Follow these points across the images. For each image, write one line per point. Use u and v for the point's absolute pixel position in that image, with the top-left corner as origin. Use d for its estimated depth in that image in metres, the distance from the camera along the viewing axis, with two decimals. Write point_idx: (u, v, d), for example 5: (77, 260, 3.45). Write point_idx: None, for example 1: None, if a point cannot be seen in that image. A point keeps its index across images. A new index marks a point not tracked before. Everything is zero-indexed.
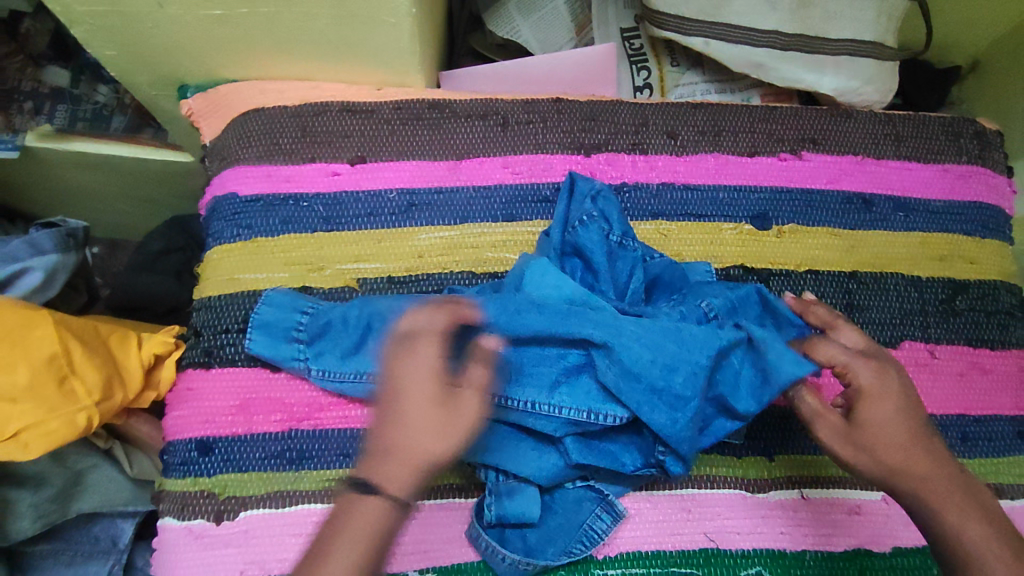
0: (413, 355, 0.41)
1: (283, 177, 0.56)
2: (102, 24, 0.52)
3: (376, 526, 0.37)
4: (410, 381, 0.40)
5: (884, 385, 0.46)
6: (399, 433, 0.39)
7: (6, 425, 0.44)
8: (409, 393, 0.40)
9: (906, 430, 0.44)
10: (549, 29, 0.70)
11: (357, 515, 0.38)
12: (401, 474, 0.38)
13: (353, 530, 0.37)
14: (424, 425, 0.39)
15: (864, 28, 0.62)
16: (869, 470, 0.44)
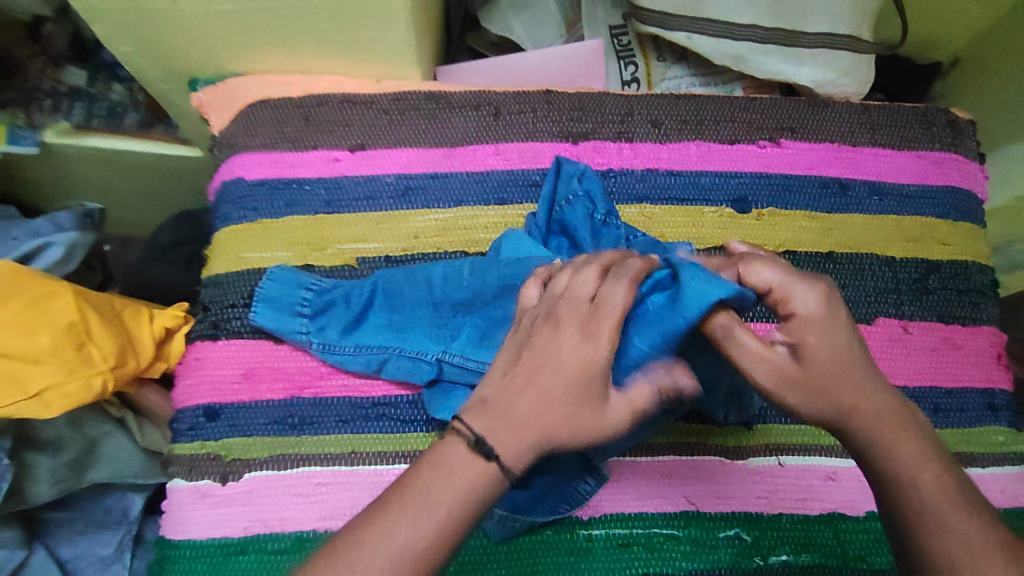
0: (587, 327, 0.37)
1: (288, 163, 0.60)
2: (120, 21, 0.56)
3: (474, 494, 0.34)
4: (573, 357, 0.37)
5: (825, 312, 0.37)
6: (535, 404, 0.36)
7: (29, 384, 0.47)
8: (567, 365, 0.36)
9: (853, 369, 0.37)
10: (540, 27, 0.74)
11: (464, 472, 0.35)
12: (523, 450, 0.35)
13: (454, 486, 0.34)
14: (571, 407, 0.36)
15: (840, 22, 0.65)
16: (821, 416, 0.37)
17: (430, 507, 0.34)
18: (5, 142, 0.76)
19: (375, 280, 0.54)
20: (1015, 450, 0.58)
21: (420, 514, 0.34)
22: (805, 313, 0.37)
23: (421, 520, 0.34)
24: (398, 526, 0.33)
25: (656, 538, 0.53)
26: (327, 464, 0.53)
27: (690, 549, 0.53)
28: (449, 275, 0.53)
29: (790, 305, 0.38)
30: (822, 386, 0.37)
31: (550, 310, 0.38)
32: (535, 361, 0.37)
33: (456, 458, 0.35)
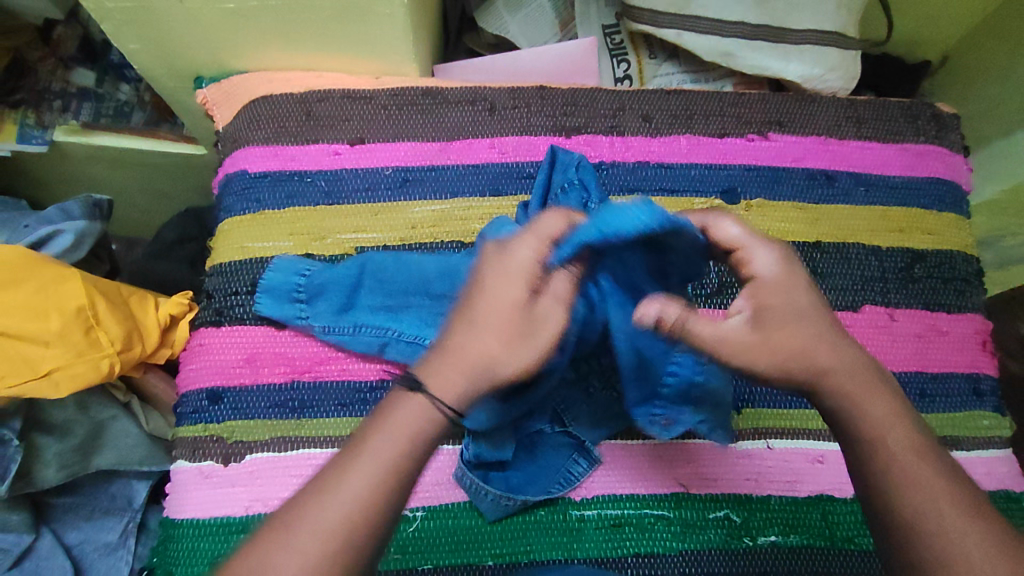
0: (508, 259, 0.41)
1: (289, 156, 0.62)
2: (128, 20, 0.58)
3: (414, 425, 0.38)
4: (496, 286, 0.40)
5: (783, 272, 0.42)
6: (464, 334, 0.39)
7: (40, 365, 0.50)
8: (491, 294, 0.40)
9: (809, 325, 0.41)
10: (534, 26, 0.76)
11: (403, 407, 0.39)
12: (454, 376, 0.38)
13: (395, 422, 0.38)
14: (499, 331, 0.39)
15: (825, 19, 0.67)
16: (793, 376, 0.41)
17: (370, 446, 0.38)
18: (15, 141, 0.78)
19: (363, 261, 0.57)
20: (1000, 434, 0.60)
21: (354, 461, 0.37)
22: (763, 275, 0.42)
23: (361, 467, 0.37)
24: (347, 471, 0.37)
25: (647, 519, 0.55)
26: (327, 446, 0.54)
27: (680, 529, 0.54)
28: (450, 269, 0.56)
29: (750, 267, 0.42)
30: (785, 342, 0.41)
31: (480, 254, 0.43)
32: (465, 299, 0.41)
33: (395, 395, 0.39)
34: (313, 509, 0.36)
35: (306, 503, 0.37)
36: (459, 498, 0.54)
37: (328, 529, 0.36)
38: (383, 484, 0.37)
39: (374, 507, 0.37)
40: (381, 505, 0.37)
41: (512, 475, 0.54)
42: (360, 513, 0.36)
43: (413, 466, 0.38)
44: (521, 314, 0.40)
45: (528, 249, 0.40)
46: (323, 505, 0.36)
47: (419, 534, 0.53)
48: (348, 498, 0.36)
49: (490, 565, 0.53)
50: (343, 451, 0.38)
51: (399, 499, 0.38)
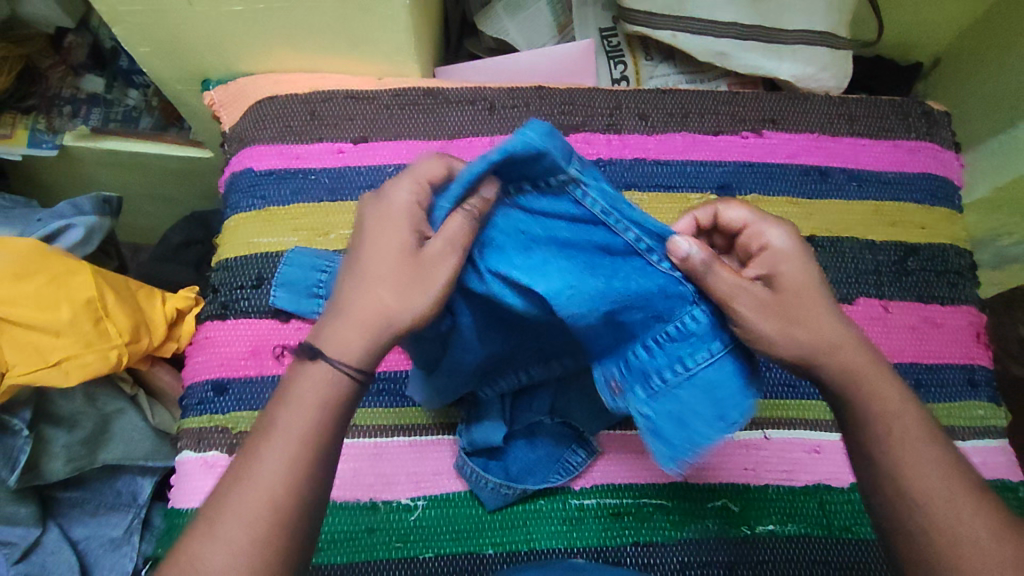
0: (393, 210, 0.39)
1: (294, 154, 0.63)
2: (139, 23, 0.60)
3: (319, 397, 0.38)
4: (378, 237, 0.39)
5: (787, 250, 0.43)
6: (354, 292, 0.39)
7: (53, 354, 0.55)
8: (375, 246, 0.39)
9: (819, 296, 0.42)
10: (533, 30, 0.78)
11: (305, 384, 0.38)
12: (352, 335, 0.38)
13: (299, 400, 0.38)
14: (386, 284, 0.38)
15: (818, 19, 0.68)
16: (802, 343, 0.41)
17: (277, 427, 0.38)
18: (25, 145, 0.80)
19: None
20: (996, 424, 0.60)
21: (267, 444, 0.37)
22: (776, 248, 0.43)
23: (275, 448, 0.37)
24: (259, 456, 0.37)
25: (645, 508, 0.55)
26: None
27: (679, 518, 0.55)
28: None
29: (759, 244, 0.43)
30: (796, 312, 0.41)
31: (359, 207, 0.41)
32: (351, 256, 0.40)
33: (295, 372, 0.39)
34: (231, 496, 0.36)
35: (226, 487, 0.37)
36: (460, 487, 0.55)
37: (254, 511, 0.36)
38: (295, 460, 0.37)
39: (288, 484, 0.36)
40: (300, 480, 0.37)
41: (509, 465, 0.55)
42: (279, 490, 0.36)
43: (322, 441, 0.38)
44: (408, 262, 0.38)
45: (407, 197, 0.39)
46: (243, 490, 0.36)
47: (420, 523, 0.54)
48: (263, 478, 0.36)
49: (490, 553, 0.53)
50: (254, 436, 0.38)
51: (318, 474, 0.38)
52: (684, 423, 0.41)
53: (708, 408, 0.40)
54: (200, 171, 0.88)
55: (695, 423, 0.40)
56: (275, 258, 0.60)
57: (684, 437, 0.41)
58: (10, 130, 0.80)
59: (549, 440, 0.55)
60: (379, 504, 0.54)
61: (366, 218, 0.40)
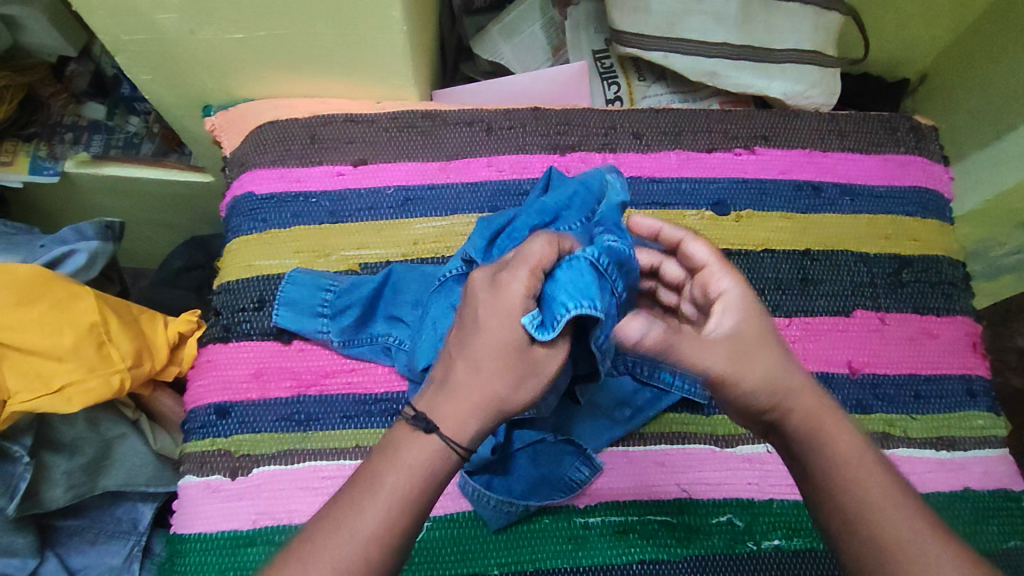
0: (499, 292, 0.39)
1: (294, 178, 0.64)
2: (142, 52, 0.61)
3: (424, 466, 0.37)
4: (498, 326, 0.38)
5: (744, 296, 0.44)
6: (467, 375, 0.38)
7: (55, 380, 0.56)
8: (488, 335, 0.38)
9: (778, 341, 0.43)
10: (527, 52, 0.80)
11: (409, 447, 0.38)
12: (463, 415, 0.38)
13: (399, 459, 0.37)
14: (508, 368, 0.38)
15: (805, 38, 0.70)
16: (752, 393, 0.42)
17: (377, 488, 0.37)
18: (27, 172, 0.81)
19: (387, 274, 0.59)
20: (995, 434, 0.60)
21: (369, 500, 0.36)
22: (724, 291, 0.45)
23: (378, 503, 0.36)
24: (357, 516, 0.36)
25: (651, 525, 0.55)
26: (333, 459, 0.55)
27: (684, 535, 0.54)
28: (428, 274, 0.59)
29: (715, 291, 0.45)
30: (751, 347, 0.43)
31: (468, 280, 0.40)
32: (460, 333, 0.40)
33: (401, 436, 0.38)
34: (318, 551, 0.35)
35: (314, 545, 0.36)
36: (464, 506, 0.54)
37: (345, 566, 0.35)
38: (394, 524, 0.36)
39: (383, 544, 0.36)
40: (394, 540, 0.36)
41: (512, 484, 0.54)
42: (375, 551, 0.36)
43: (419, 508, 0.37)
44: (522, 356, 0.38)
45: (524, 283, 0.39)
46: (332, 550, 0.35)
47: (425, 544, 0.53)
48: (359, 541, 0.36)
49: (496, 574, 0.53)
50: (348, 488, 0.38)
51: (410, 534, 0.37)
52: (557, 294, 0.40)
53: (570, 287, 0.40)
54: (201, 195, 0.89)
55: (557, 291, 0.40)
56: (277, 280, 0.61)
57: (545, 305, 0.39)
58: (11, 157, 0.81)
59: (557, 454, 0.54)
60: None
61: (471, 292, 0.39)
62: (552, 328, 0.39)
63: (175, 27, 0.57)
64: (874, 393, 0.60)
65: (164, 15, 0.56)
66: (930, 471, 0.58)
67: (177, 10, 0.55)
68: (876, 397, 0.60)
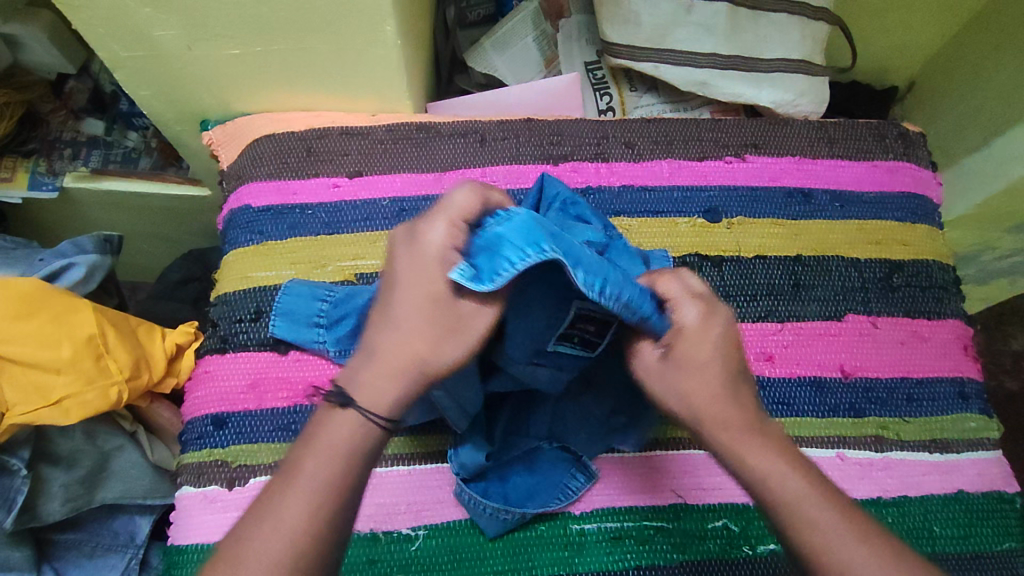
0: (417, 247, 0.41)
1: (291, 191, 0.65)
2: (141, 68, 0.62)
3: (342, 442, 0.38)
4: (421, 282, 0.40)
5: (699, 329, 0.43)
6: (388, 336, 0.40)
7: (53, 393, 0.57)
8: (407, 289, 0.40)
9: (720, 369, 0.42)
10: (520, 65, 0.81)
11: (331, 427, 0.38)
12: (382, 379, 0.39)
13: (321, 443, 0.37)
14: (431, 328, 0.40)
15: (792, 48, 0.71)
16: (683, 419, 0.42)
17: (301, 474, 0.36)
18: (26, 188, 0.82)
19: None
20: (988, 436, 0.61)
21: (291, 485, 0.36)
22: (682, 324, 0.43)
23: (301, 486, 0.36)
24: (284, 503, 0.35)
25: (647, 531, 0.55)
26: None
27: (680, 540, 0.54)
28: None
29: (685, 324, 0.43)
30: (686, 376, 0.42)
31: (389, 241, 0.43)
32: (385, 294, 0.41)
33: (320, 418, 0.39)
34: (248, 540, 0.35)
35: (244, 534, 0.35)
36: (462, 515, 0.54)
37: (275, 557, 0.34)
38: (321, 504, 0.36)
39: (313, 528, 0.35)
40: (324, 527, 0.35)
41: (510, 490, 0.55)
42: (305, 533, 0.35)
43: (346, 489, 0.37)
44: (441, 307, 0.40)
45: (446, 239, 0.41)
46: (261, 540, 0.34)
47: (422, 553, 0.53)
48: (285, 526, 0.35)
49: None
50: (276, 479, 0.37)
51: (342, 518, 0.36)
52: (484, 243, 0.41)
53: (518, 234, 0.40)
54: (199, 209, 0.90)
55: (502, 241, 0.40)
56: (273, 291, 0.61)
57: (474, 256, 0.41)
58: (10, 173, 0.82)
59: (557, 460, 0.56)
60: (379, 535, 0.53)
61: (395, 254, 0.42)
62: (488, 277, 0.39)
63: (173, 43, 0.58)
64: (867, 397, 0.60)
65: (162, 32, 0.57)
66: (924, 474, 0.58)
67: (175, 27, 0.56)
68: (869, 400, 0.60)
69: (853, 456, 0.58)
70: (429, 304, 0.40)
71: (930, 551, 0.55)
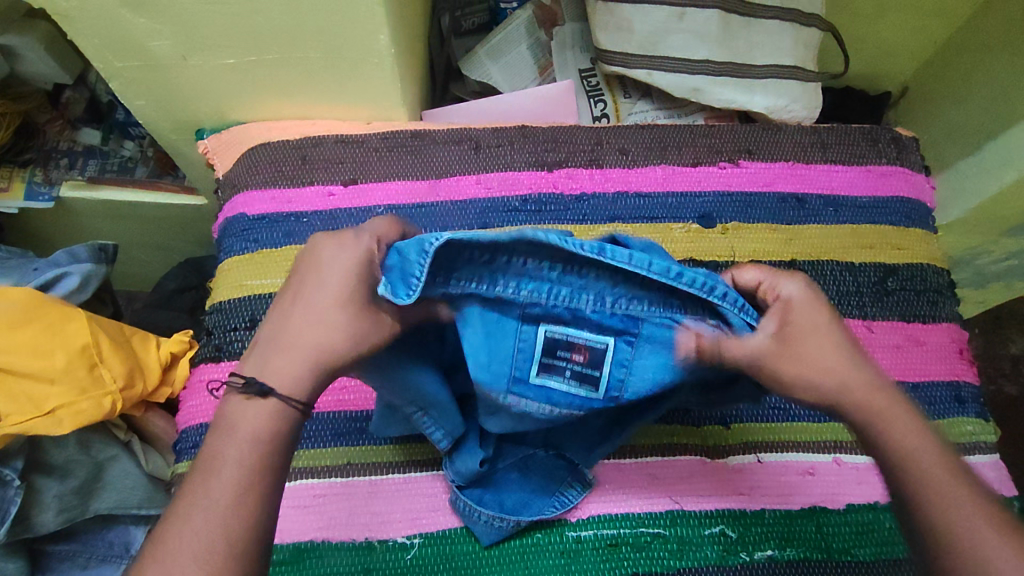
0: (337, 247, 0.41)
1: (286, 199, 0.65)
2: (136, 78, 0.63)
3: (260, 431, 0.37)
4: (333, 278, 0.40)
5: (807, 301, 0.42)
6: (299, 328, 0.39)
7: (47, 402, 0.56)
8: (323, 286, 0.40)
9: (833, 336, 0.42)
10: (514, 72, 0.82)
11: (247, 416, 0.37)
12: (290, 369, 0.38)
13: (238, 432, 0.37)
14: (336, 318, 0.39)
15: (785, 54, 0.72)
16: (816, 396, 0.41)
17: (222, 466, 0.36)
18: (22, 198, 0.82)
19: None
20: (985, 439, 0.61)
21: (216, 477, 0.35)
22: (787, 298, 0.42)
23: (223, 477, 0.35)
24: (204, 496, 0.35)
25: (643, 537, 0.54)
26: (323, 476, 0.55)
27: (677, 547, 0.54)
28: None
29: (791, 301, 0.42)
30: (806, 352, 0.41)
31: (307, 248, 0.42)
32: (297, 286, 0.41)
33: (234, 409, 0.37)
34: (169, 534, 0.34)
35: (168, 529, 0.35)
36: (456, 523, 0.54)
37: (198, 549, 0.34)
38: (245, 494, 0.35)
39: (239, 516, 0.35)
40: (248, 519, 0.35)
41: (505, 499, 0.54)
42: (234, 521, 0.34)
43: (267, 477, 0.36)
44: (355, 304, 0.39)
45: (361, 239, 0.41)
46: (189, 532, 0.34)
47: (418, 562, 0.53)
48: (211, 517, 0.34)
49: None
50: (195, 472, 0.36)
51: (272, 508, 0.36)
52: (393, 253, 0.39)
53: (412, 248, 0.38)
54: (195, 217, 0.90)
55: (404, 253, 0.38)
56: (268, 299, 0.61)
57: (384, 267, 0.39)
58: (7, 183, 0.82)
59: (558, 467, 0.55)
60: (374, 544, 0.53)
61: (314, 249, 0.42)
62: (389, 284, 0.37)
63: (168, 53, 0.59)
64: None
65: (157, 42, 0.57)
66: None
67: (170, 37, 0.57)
68: None
69: (850, 461, 0.58)
70: (339, 296, 0.39)
71: None
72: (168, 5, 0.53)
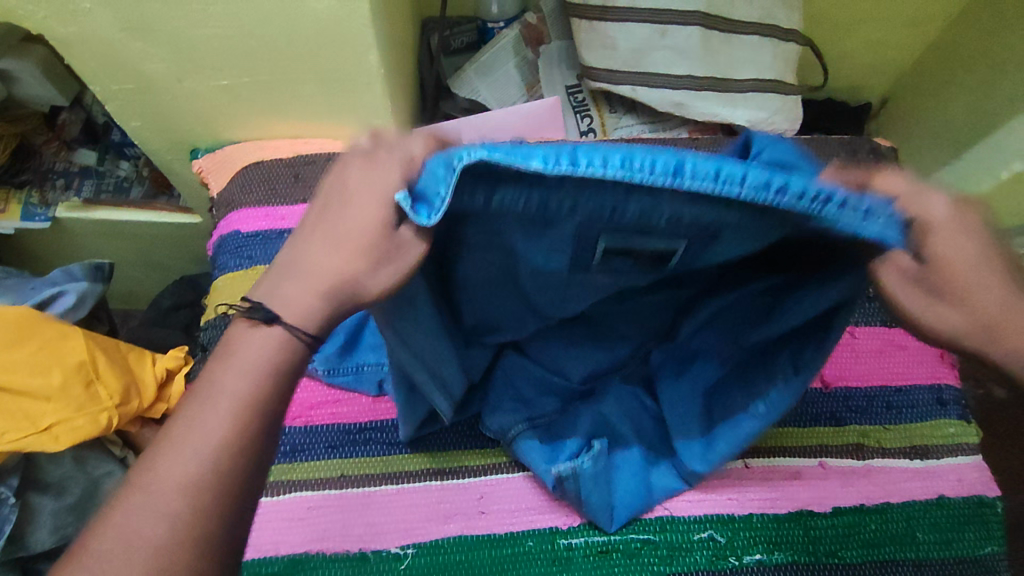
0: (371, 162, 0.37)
1: (280, 217, 0.66)
2: (131, 100, 0.64)
3: (263, 360, 0.35)
4: (357, 197, 0.36)
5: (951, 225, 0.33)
6: (321, 253, 0.36)
7: (43, 419, 0.57)
8: (355, 207, 0.36)
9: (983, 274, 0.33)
10: (502, 90, 0.84)
11: (250, 343, 0.35)
12: (306, 298, 0.36)
13: (241, 360, 0.35)
14: (362, 243, 0.36)
15: (764, 68, 0.74)
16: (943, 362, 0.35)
17: (219, 395, 0.34)
18: (19, 219, 0.83)
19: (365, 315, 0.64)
20: (968, 441, 0.61)
21: (210, 406, 0.34)
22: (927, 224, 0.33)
23: (217, 406, 0.34)
24: (193, 429, 0.33)
25: (634, 544, 0.55)
26: (318, 488, 0.56)
27: (667, 553, 0.55)
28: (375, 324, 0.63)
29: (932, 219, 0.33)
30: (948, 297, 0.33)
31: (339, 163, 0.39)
32: (323, 206, 0.38)
33: (239, 333, 0.36)
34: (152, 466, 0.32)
35: (153, 460, 0.33)
36: (528, 525, 0.56)
37: (185, 485, 0.32)
38: (241, 425, 0.33)
39: (230, 450, 0.33)
40: (241, 453, 0.33)
41: (621, 473, 0.56)
42: (226, 455, 0.33)
43: (265, 410, 0.34)
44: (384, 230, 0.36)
45: (394, 157, 0.37)
46: (177, 462, 0.32)
47: (411, 572, 0.53)
48: (201, 448, 0.33)
49: None
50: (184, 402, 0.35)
51: (265, 445, 0.35)
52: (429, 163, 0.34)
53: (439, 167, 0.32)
54: (190, 236, 0.91)
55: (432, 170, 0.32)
56: None
57: (419, 181, 0.34)
58: (4, 205, 0.83)
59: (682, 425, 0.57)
60: (368, 555, 0.54)
61: (344, 168, 0.38)
62: (420, 210, 0.32)
63: (163, 75, 0.60)
64: (847, 406, 0.62)
65: (152, 65, 0.59)
66: (905, 480, 0.59)
67: (165, 60, 0.58)
68: (849, 409, 0.62)
69: (835, 464, 0.59)
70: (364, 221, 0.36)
71: (914, 557, 0.55)
72: (164, 29, 0.55)
